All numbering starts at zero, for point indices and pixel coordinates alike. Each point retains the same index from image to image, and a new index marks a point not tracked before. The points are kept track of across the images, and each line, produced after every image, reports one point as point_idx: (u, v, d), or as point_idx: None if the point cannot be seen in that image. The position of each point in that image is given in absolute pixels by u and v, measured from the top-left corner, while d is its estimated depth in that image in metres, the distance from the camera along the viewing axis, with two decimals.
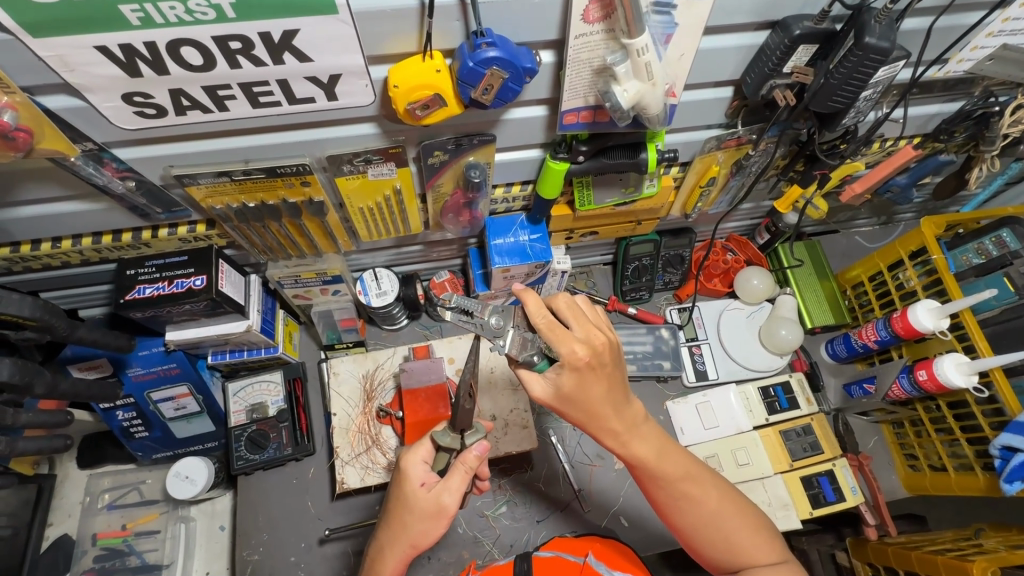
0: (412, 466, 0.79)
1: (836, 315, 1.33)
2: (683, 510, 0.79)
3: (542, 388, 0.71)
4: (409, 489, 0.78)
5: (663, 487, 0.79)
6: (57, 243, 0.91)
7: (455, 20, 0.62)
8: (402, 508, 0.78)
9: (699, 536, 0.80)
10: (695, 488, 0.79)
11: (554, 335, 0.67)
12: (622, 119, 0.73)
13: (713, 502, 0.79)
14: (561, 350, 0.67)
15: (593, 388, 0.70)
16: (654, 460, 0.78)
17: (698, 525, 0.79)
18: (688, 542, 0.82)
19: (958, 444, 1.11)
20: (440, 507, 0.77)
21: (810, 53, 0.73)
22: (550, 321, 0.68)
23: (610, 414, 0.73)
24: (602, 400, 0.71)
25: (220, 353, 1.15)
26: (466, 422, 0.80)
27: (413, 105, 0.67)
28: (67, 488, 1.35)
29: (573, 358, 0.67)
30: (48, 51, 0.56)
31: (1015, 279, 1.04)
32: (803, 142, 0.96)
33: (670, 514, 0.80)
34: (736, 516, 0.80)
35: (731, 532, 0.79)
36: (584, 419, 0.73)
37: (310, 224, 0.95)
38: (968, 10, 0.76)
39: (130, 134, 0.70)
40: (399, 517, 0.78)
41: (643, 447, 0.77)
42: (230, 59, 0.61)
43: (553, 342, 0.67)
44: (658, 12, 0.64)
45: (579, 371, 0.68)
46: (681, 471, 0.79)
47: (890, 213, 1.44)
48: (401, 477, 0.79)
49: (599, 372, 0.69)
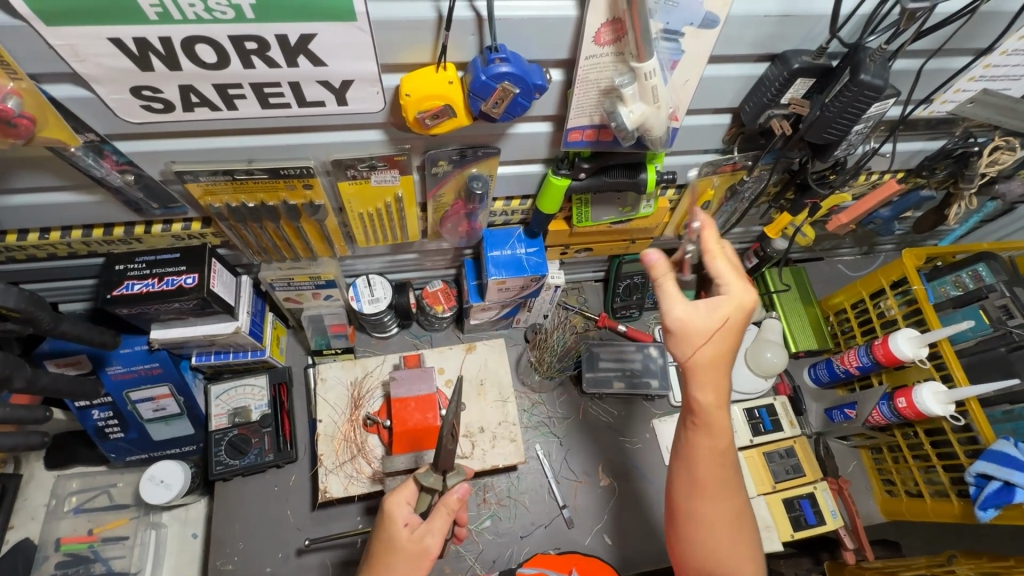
0: (396, 506, 0.79)
1: (819, 340, 1.36)
2: (710, 501, 0.78)
3: (680, 309, 0.73)
4: (393, 531, 0.77)
5: (703, 474, 0.78)
6: (44, 234, 0.88)
7: (470, 34, 0.63)
8: (385, 550, 0.76)
9: (698, 527, 0.79)
10: (728, 501, 0.78)
11: (734, 280, 0.74)
12: (626, 139, 0.75)
13: (738, 516, 0.79)
14: (729, 293, 0.74)
15: (725, 344, 0.74)
16: (719, 452, 0.77)
17: (711, 520, 0.78)
18: (675, 520, 0.81)
19: (934, 470, 1.14)
20: (422, 550, 0.75)
21: (807, 87, 0.77)
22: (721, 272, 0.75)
23: (713, 379, 0.75)
24: (716, 363, 0.74)
25: (204, 354, 1.13)
26: (448, 463, 0.80)
27: (422, 114, 0.68)
28: (31, 490, 1.29)
29: (738, 304, 0.73)
30: (59, 40, 0.55)
31: (990, 312, 1.08)
32: (794, 170, 0.99)
33: (687, 488, 0.79)
34: (746, 538, 0.79)
35: (731, 548, 0.78)
36: (696, 362, 0.74)
37: (307, 227, 0.95)
38: (953, 55, 0.81)
39: (133, 127, 0.69)
40: (382, 560, 0.76)
41: (709, 439, 0.77)
42: (244, 58, 0.61)
43: (674, 295, 0.73)
44: (665, 39, 0.66)
45: (736, 320, 0.73)
46: (728, 480, 0.78)
47: (872, 243, 1.49)
48: (384, 520, 0.78)
49: (732, 337, 0.74)
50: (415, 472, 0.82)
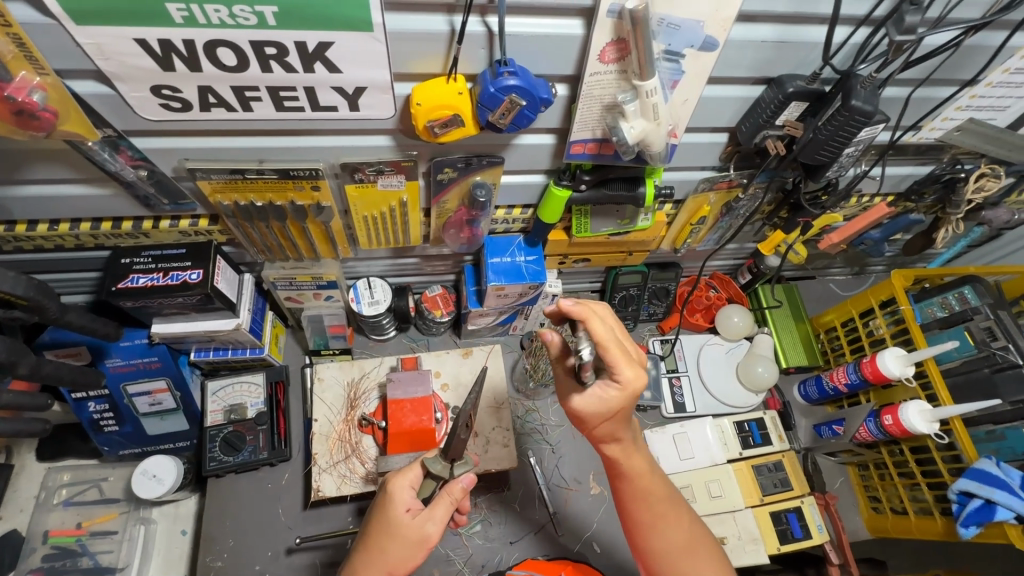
0: (399, 490, 0.79)
1: (810, 357, 1.39)
2: (659, 532, 0.82)
3: (582, 401, 0.72)
4: (395, 514, 0.78)
5: (641, 512, 0.82)
6: (54, 225, 0.90)
7: (481, 48, 0.66)
8: (384, 533, 0.78)
9: (664, 562, 0.82)
10: (672, 524, 0.82)
11: (623, 362, 0.68)
12: (626, 153, 0.78)
13: (687, 533, 0.83)
14: (623, 381, 0.69)
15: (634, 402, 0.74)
16: (647, 480, 0.81)
17: (668, 550, 0.82)
18: (647, 562, 0.84)
19: (918, 488, 1.17)
20: (421, 536, 0.77)
21: (801, 110, 0.79)
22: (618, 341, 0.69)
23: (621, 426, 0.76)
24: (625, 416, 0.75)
25: (203, 350, 1.14)
26: (459, 452, 0.80)
27: (432, 123, 0.71)
28: (21, 481, 1.29)
29: (635, 379, 0.69)
30: (88, 38, 0.58)
31: (975, 333, 1.11)
32: (788, 190, 1.03)
33: (643, 533, 0.83)
34: (704, 546, 0.83)
35: (697, 564, 0.82)
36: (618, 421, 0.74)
37: (312, 228, 0.97)
38: (940, 85, 0.84)
39: (150, 124, 0.71)
40: (380, 542, 0.78)
41: (632, 481, 0.80)
42: (263, 63, 0.64)
43: (624, 361, 0.68)
44: (667, 59, 0.69)
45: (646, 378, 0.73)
46: (659, 503, 0.81)
47: (863, 264, 1.52)
48: (387, 504, 0.79)
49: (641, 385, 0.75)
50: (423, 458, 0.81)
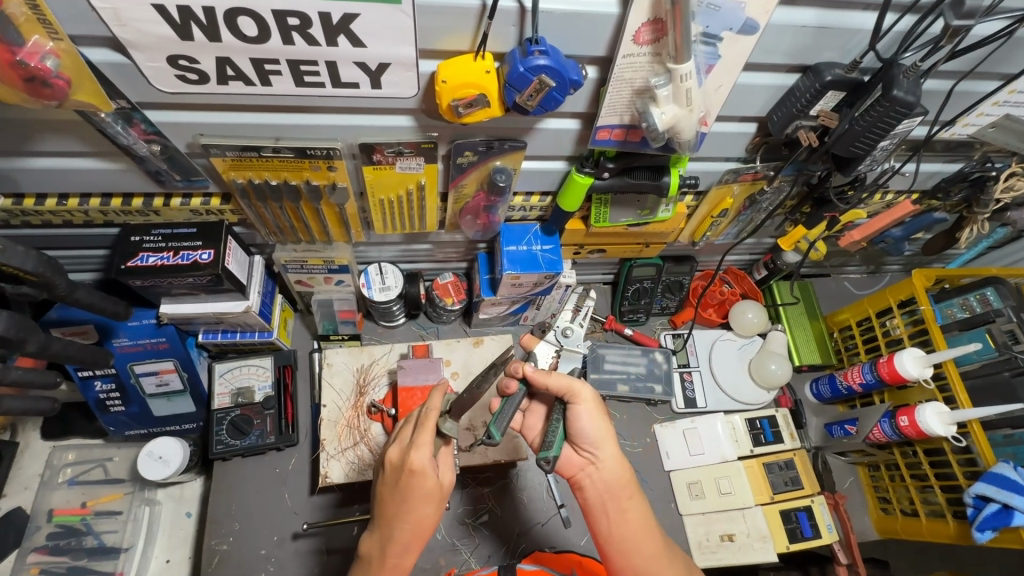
0: (427, 462, 0.76)
1: (824, 356, 1.37)
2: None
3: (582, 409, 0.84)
4: (429, 483, 0.76)
5: (635, 564, 0.80)
6: (62, 200, 0.88)
7: (512, 25, 0.63)
8: (417, 504, 0.77)
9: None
10: (666, 569, 0.80)
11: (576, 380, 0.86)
12: (655, 140, 0.75)
13: None
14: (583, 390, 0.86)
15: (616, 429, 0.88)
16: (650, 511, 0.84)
17: None
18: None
19: (930, 490, 1.16)
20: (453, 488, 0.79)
21: (837, 99, 0.77)
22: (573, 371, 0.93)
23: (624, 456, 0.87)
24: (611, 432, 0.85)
25: (211, 332, 1.12)
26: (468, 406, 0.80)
27: (456, 102, 0.68)
28: (25, 459, 1.28)
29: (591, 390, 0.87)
30: (104, 2, 0.55)
31: (997, 336, 1.09)
32: (814, 184, 1.00)
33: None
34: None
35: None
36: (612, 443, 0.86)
37: (326, 209, 0.95)
38: (981, 79, 0.81)
39: (165, 97, 0.69)
40: (420, 511, 0.77)
41: (632, 515, 0.82)
42: (285, 34, 0.61)
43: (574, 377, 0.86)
44: (704, 42, 0.66)
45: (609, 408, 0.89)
46: (654, 550, 0.81)
47: (879, 263, 1.50)
48: (416, 477, 0.76)
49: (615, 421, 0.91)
50: (433, 420, 0.79)
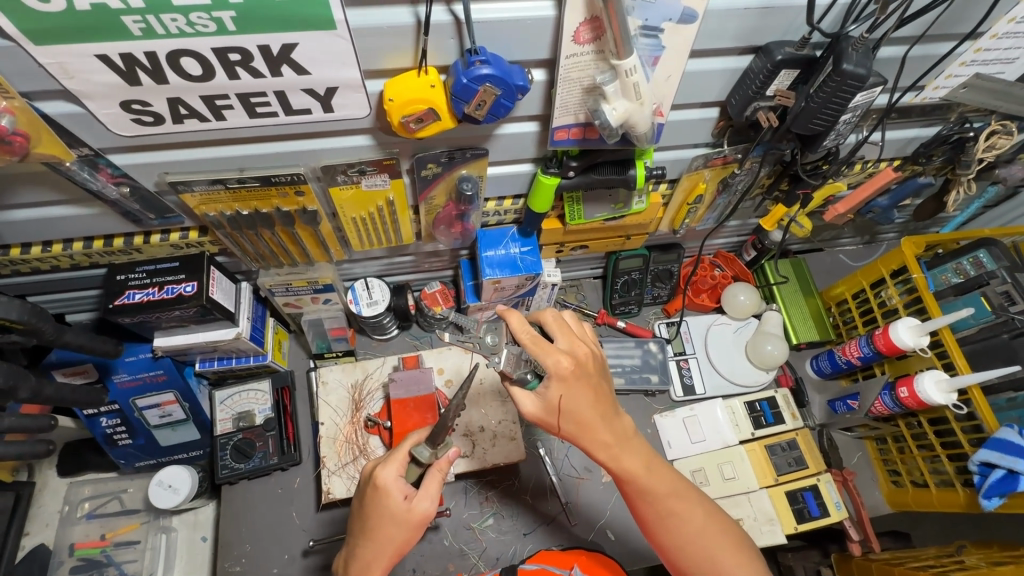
0: (389, 481, 0.77)
1: (821, 331, 1.35)
2: (669, 526, 0.79)
3: (533, 403, 0.74)
4: (391, 503, 0.76)
5: (653, 511, 0.79)
6: (47, 246, 0.90)
7: (450, 38, 0.64)
8: (382, 522, 0.76)
9: (681, 557, 0.80)
10: (683, 505, 0.79)
11: (544, 353, 0.72)
12: (611, 137, 0.75)
13: (709, 528, 0.79)
14: (550, 366, 0.72)
15: (579, 406, 0.74)
16: (642, 479, 0.78)
17: (683, 543, 0.79)
18: (672, 561, 0.81)
19: (939, 460, 1.13)
20: (421, 517, 0.77)
21: (791, 78, 0.76)
22: (534, 336, 0.72)
23: (600, 426, 0.76)
24: (588, 398, 0.74)
25: (208, 361, 1.14)
26: (442, 437, 0.77)
27: (406, 119, 0.69)
28: (46, 497, 1.32)
29: (559, 368, 0.72)
30: (49, 58, 0.57)
31: (992, 299, 1.07)
32: (786, 162, 0.99)
33: (656, 537, 0.81)
34: (720, 534, 0.80)
35: (714, 551, 0.78)
36: (574, 430, 0.75)
37: (302, 233, 0.96)
38: (939, 41, 0.80)
39: (126, 140, 0.71)
40: (385, 530, 0.76)
41: (634, 466, 0.78)
42: (229, 70, 0.62)
43: (539, 349, 0.72)
44: (645, 35, 0.66)
45: (570, 382, 0.73)
46: (669, 490, 0.79)
47: (873, 232, 1.47)
48: (380, 495, 0.77)
49: (585, 381, 0.74)
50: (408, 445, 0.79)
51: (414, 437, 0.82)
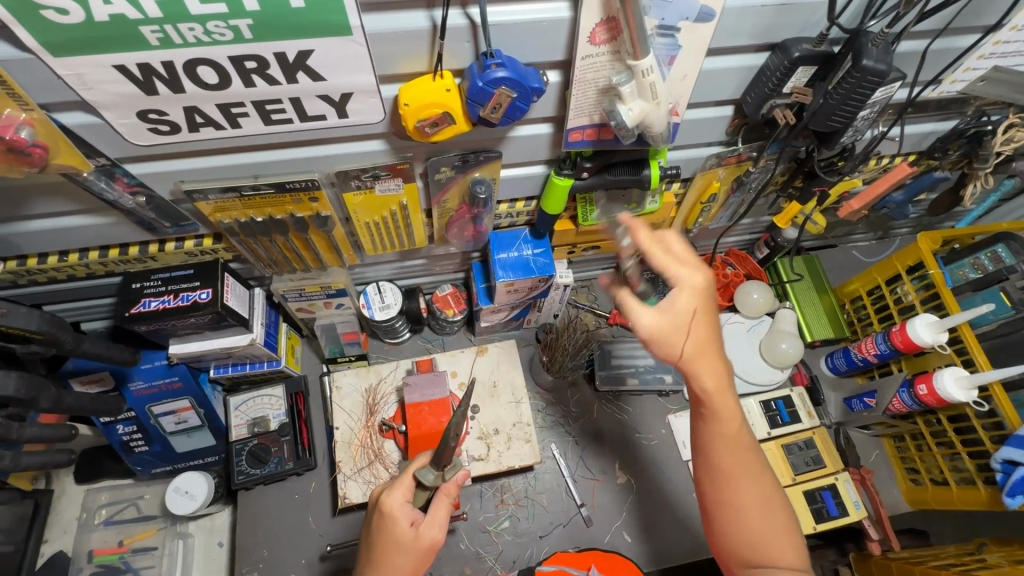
0: (395, 506, 0.77)
1: (836, 329, 1.34)
2: (734, 488, 0.75)
3: (649, 316, 0.71)
4: (397, 530, 0.76)
5: (727, 466, 0.75)
6: (63, 256, 0.91)
7: (465, 41, 0.63)
8: (389, 551, 0.76)
9: (736, 525, 0.75)
10: (753, 474, 0.75)
11: (677, 268, 0.71)
12: (626, 137, 0.74)
13: (773, 506, 0.75)
14: (677, 283, 0.71)
15: (705, 326, 0.71)
16: (728, 434, 0.74)
17: (745, 509, 0.74)
18: (716, 524, 0.77)
19: (959, 457, 1.12)
20: (430, 544, 0.76)
21: (809, 75, 0.75)
22: (669, 250, 0.73)
23: (711, 364, 0.72)
24: (712, 329, 0.72)
25: (222, 367, 1.15)
26: (449, 460, 0.77)
27: (421, 123, 0.69)
28: (62, 504, 1.33)
29: (694, 285, 0.71)
30: (67, 69, 0.57)
31: (1011, 294, 1.05)
32: (802, 159, 0.98)
33: (716, 496, 0.76)
34: (779, 517, 0.75)
35: (771, 529, 0.74)
36: (688, 356, 0.71)
37: (316, 238, 0.96)
38: (957, 34, 0.79)
39: (142, 149, 0.71)
40: (392, 560, 0.75)
41: (725, 415, 0.73)
42: (245, 77, 0.62)
43: (673, 261, 0.72)
44: (661, 35, 0.65)
45: (701, 297, 0.71)
46: (746, 453, 0.75)
47: (886, 228, 1.46)
48: (386, 522, 0.77)
49: (712, 312, 0.72)
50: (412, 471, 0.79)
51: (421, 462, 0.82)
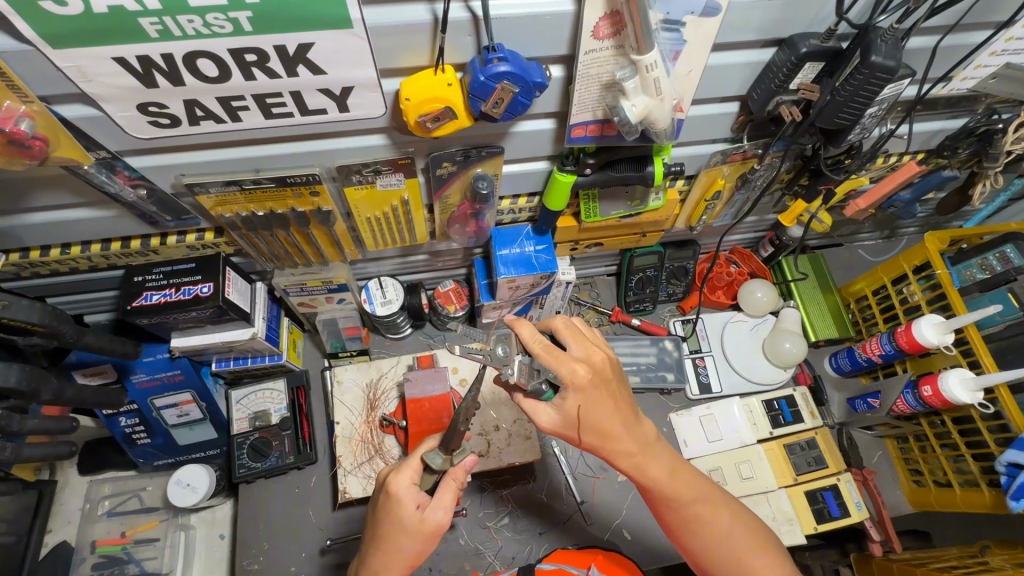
0: (403, 489, 0.76)
1: (841, 329, 1.32)
2: (693, 531, 0.79)
3: (549, 417, 0.73)
4: (404, 511, 0.75)
5: (678, 513, 0.79)
6: (66, 249, 0.91)
7: (467, 35, 0.63)
8: (395, 532, 0.76)
9: (712, 560, 0.79)
10: (705, 510, 0.78)
11: (558, 364, 0.69)
12: (630, 133, 0.73)
13: (735, 536, 0.78)
14: (565, 381, 0.69)
15: (596, 415, 0.72)
16: (665, 486, 0.77)
17: (712, 543, 0.78)
18: (697, 562, 0.81)
19: (963, 460, 1.11)
20: (434, 527, 0.76)
21: (816, 71, 0.74)
22: (546, 344, 0.69)
23: (622, 434, 0.74)
24: (601, 404, 0.72)
25: (224, 360, 1.15)
26: (457, 443, 0.77)
27: (423, 118, 0.68)
28: (66, 495, 1.34)
29: (575, 376, 0.69)
30: (67, 62, 0.57)
31: (1019, 295, 1.03)
32: (808, 157, 0.96)
33: (682, 538, 0.80)
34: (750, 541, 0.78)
35: (744, 556, 0.77)
36: (596, 440, 0.74)
37: (317, 233, 0.96)
38: (970, 30, 0.78)
39: (142, 142, 0.71)
40: (398, 543, 0.75)
41: (656, 470, 0.77)
42: (245, 71, 0.62)
43: (555, 359, 0.69)
44: (666, 29, 0.64)
45: (587, 392, 0.70)
46: (692, 496, 0.78)
47: (893, 227, 1.45)
48: (392, 504, 0.76)
49: (603, 389, 0.72)
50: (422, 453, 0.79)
51: (428, 445, 0.82)
